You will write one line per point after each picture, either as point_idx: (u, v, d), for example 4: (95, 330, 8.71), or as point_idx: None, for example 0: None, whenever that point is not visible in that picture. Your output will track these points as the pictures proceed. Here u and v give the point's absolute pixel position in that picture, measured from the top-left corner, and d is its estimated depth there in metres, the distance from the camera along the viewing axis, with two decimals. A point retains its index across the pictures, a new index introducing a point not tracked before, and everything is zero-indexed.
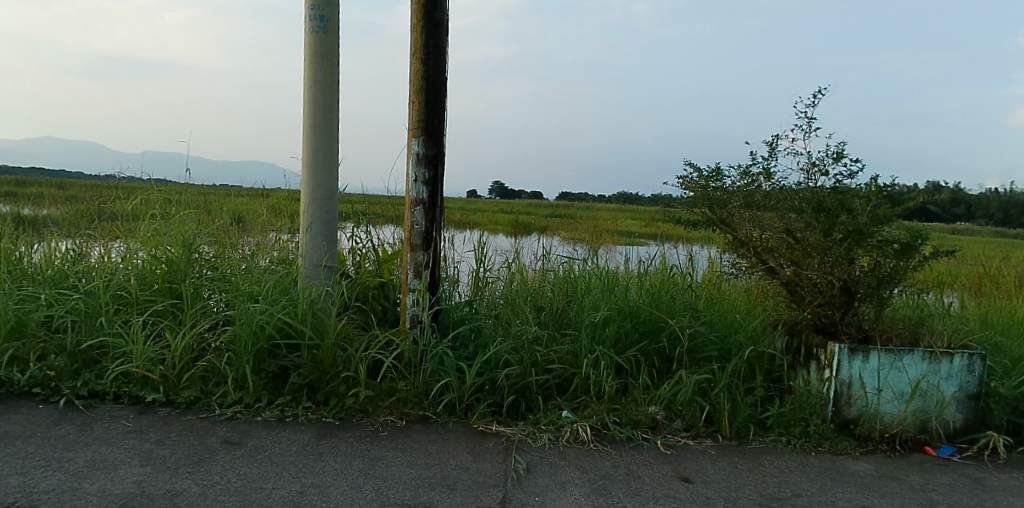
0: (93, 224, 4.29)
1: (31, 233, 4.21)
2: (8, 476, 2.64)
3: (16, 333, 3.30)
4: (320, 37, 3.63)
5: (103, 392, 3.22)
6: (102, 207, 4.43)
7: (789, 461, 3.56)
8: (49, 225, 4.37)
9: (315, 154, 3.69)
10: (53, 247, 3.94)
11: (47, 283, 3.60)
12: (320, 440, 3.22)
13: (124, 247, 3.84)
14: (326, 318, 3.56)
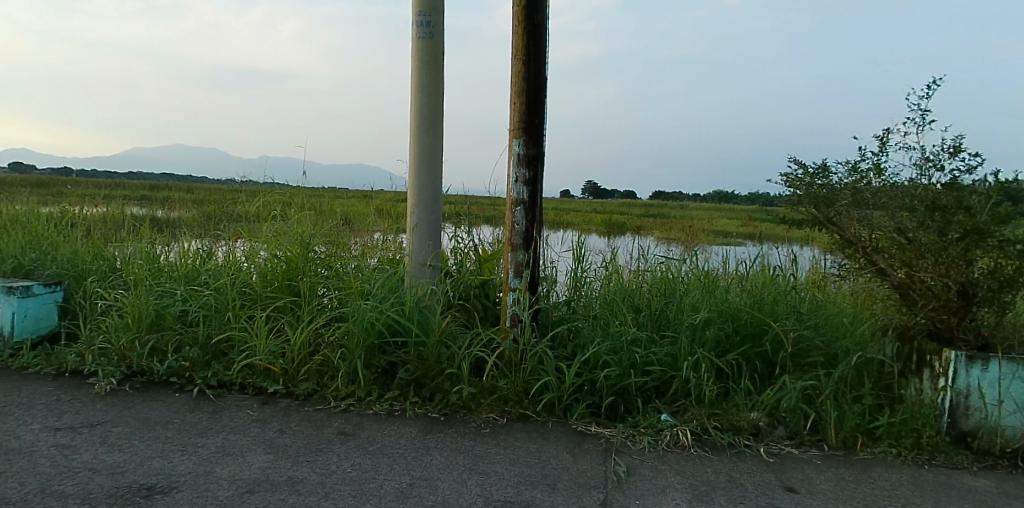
0: (220, 226, 4.58)
1: (166, 234, 4.56)
2: (151, 459, 2.87)
3: (157, 325, 3.57)
4: (428, 43, 3.76)
5: (230, 382, 3.43)
6: (228, 210, 4.73)
7: (900, 474, 3.35)
8: (181, 227, 4.70)
9: (421, 155, 3.79)
10: (187, 247, 4.24)
11: (182, 280, 3.88)
12: (427, 434, 3.31)
13: (247, 247, 4.06)
14: (431, 316, 3.66)
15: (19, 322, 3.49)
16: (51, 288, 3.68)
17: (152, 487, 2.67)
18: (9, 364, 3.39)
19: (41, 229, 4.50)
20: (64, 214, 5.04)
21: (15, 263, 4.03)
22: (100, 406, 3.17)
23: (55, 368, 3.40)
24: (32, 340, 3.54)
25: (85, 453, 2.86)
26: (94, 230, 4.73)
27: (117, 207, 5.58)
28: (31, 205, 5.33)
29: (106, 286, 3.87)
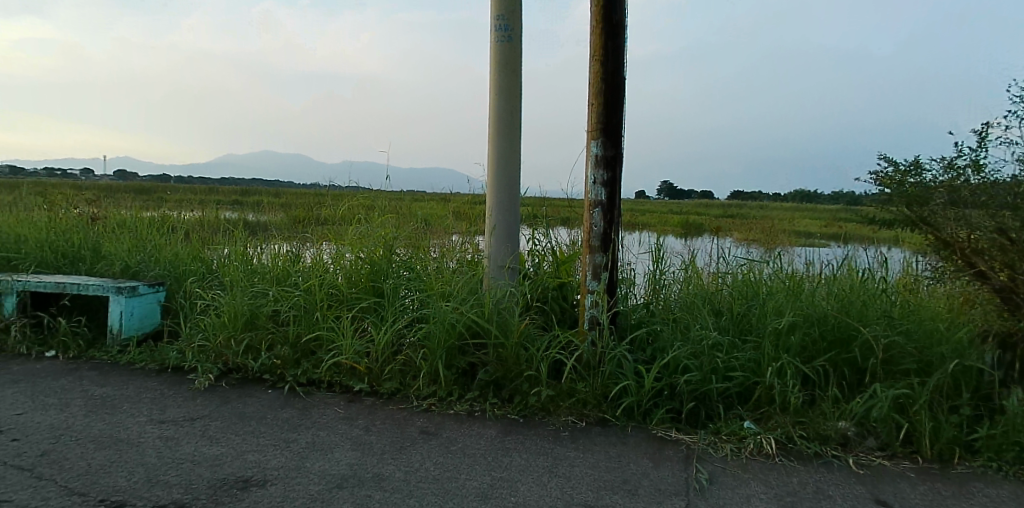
0: (307, 228, 4.76)
1: (257, 237, 4.77)
2: (247, 452, 3.00)
3: (251, 323, 3.71)
4: (506, 46, 3.81)
5: (319, 380, 3.54)
6: (314, 214, 4.91)
7: (1003, 490, 3.11)
8: (271, 230, 4.91)
9: (500, 158, 3.82)
10: (277, 249, 4.42)
11: (273, 281, 4.04)
12: (506, 436, 3.32)
13: (333, 249, 4.20)
14: (510, 317, 3.66)
15: (127, 320, 3.73)
16: (154, 288, 3.91)
17: (248, 480, 2.78)
18: (119, 359, 3.62)
19: (144, 232, 4.80)
20: (164, 219, 5.36)
21: (123, 264, 4.31)
22: (200, 400, 3.33)
23: (159, 363, 3.60)
24: (138, 336, 3.77)
25: (187, 445, 3.01)
26: (191, 234, 5.00)
27: (211, 212, 5.89)
28: (135, 210, 5.70)
29: (204, 286, 4.07)
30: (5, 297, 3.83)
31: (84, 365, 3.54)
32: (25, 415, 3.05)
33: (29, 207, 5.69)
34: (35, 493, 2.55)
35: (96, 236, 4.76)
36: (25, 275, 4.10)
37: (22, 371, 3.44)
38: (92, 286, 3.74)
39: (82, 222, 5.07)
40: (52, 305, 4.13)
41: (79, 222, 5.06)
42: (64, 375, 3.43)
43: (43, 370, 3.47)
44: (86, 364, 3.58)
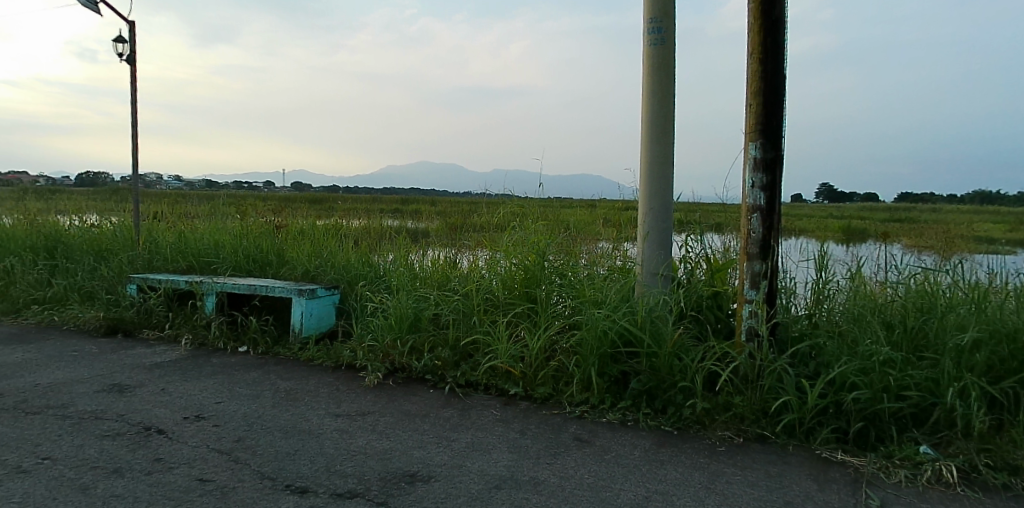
0: (466, 236, 4.96)
1: (417, 245, 5.03)
2: (413, 448, 3.15)
3: (414, 326, 3.93)
4: (659, 48, 3.82)
5: (476, 382, 3.68)
6: (473, 223, 5.11)
7: None
8: (430, 238, 5.16)
9: (652, 164, 3.90)
10: (437, 256, 4.64)
11: (435, 285, 4.25)
12: (661, 447, 3.25)
13: (489, 256, 4.33)
14: (663, 327, 3.65)
15: (307, 320, 4.07)
16: (329, 291, 4.26)
17: (414, 475, 2.91)
18: (300, 356, 3.96)
19: (319, 240, 5.22)
20: (334, 226, 5.79)
21: (303, 268, 4.71)
22: (370, 396, 3.55)
23: (334, 361, 3.89)
24: (315, 335, 4.11)
25: (359, 439, 3.20)
26: (358, 240, 5.35)
27: (374, 221, 6.29)
28: (309, 218, 6.21)
29: (372, 290, 4.35)
30: (207, 297, 4.30)
31: (271, 360, 3.90)
32: (223, 403, 3.38)
33: (223, 216, 6.38)
34: (233, 475, 2.81)
35: (278, 242, 5.24)
36: (221, 277, 4.59)
37: (221, 363, 3.85)
38: (278, 288, 4.10)
39: (267, 229, 5.59)
40: (242, 304, 4.60)
41: (264, 229, 5.60)
42: (255, 368, 3.80)
43: (239, 363, 3.86)
44: (273, 360, 3.94)
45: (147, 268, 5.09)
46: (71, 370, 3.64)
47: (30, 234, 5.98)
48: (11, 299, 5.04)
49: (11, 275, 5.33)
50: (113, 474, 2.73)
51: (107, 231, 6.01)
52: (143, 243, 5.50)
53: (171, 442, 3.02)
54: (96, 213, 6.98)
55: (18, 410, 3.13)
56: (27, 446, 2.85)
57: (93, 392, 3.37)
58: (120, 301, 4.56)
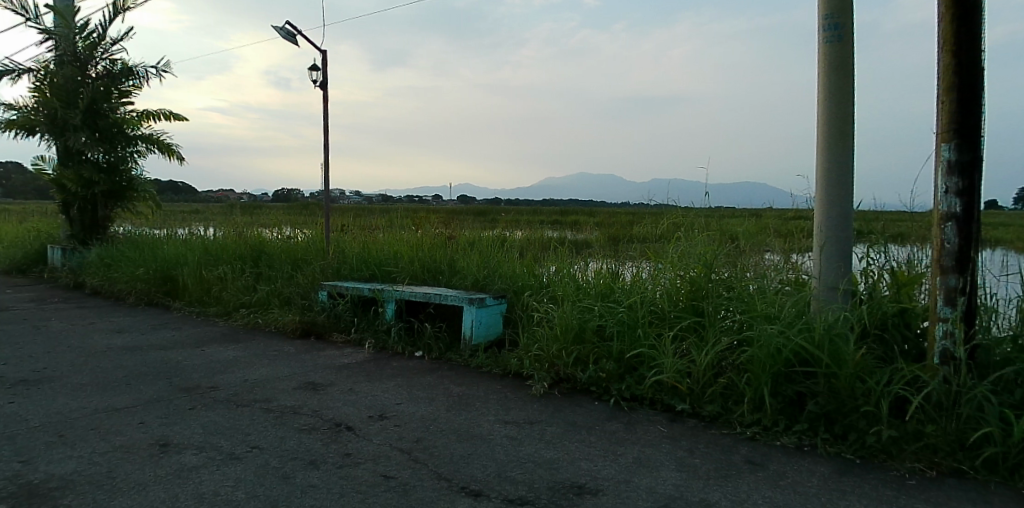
0: (630, 248, 4.96)
1: (580, 256, 5.09)
2: (580, 460, 3.11)
3: (579, 337, 3.97)
4: (836, 45, 3.77)
5: (642, 396, 3.67)
6: (638, 234, 5.08)
7: None
8: (594, 250, 5.19)
9: (830, 171, 3.81)
10: (600, 267, 4.66)
11: (598, 297, 4.25)
12: (842, 476, 2.91)
13: (652, 268, 4.33)
14: (844, 346, 3.40)
15: (477, 328, 4.27)
16: (498, 300, 4.41)
17: (582, 487, 2.84)
18: (470, 363, 4.14)
19: (487, 249, 5.39)
20: (501, 237, 5.95)
21: (473, 278, 4.89)
22: (538, 405, 3.61)
23: (502, 369, 4.03)
24: (485, 343, 4.29)
25: (528, 447, 3.22)
26: (524, 251, 5.47)
27: (535, 233, 6.43)
28: (478, 230, 6.45)
29: (539, 299, 4.44)
30: (388, 304, 4.65)
31: (445, 366, 4.09)
32: (404, 405, 3.55)
33: (400, 228, 6.80)
34: (413, 474, 2.92)
35: (451, 252, 5.48)
36: (400, 286, 4.91)
37: (401, 367, 4.09)
38: (451, 296, 4.32)
39: (440, 240, 5.88)
40: (417, 311, 4.89)
41: (438, 241, 5.88)
42: (430, 372, 4.00)
43: (415, 367, 4.08)
44: (446, 366, 4.13)
45: (336, 276, 5.48)
46: (274, 368, 4.02)
47: (239, 244, 6.72)
48: (225, 303, 5.70)
49: (225, 281, 6.03)
50: (309, 465, 2.94)
51: (301, 242, 6.60)
52: (332, 253, 5.97)
53: (358, 439, 3.20)
54: (293, 226, 7.72)
55: (230, 401, 3.47)
56: (239, 434, 3.14)
57: (291, 388, 3.69)
58: (312, 306, 5.03)
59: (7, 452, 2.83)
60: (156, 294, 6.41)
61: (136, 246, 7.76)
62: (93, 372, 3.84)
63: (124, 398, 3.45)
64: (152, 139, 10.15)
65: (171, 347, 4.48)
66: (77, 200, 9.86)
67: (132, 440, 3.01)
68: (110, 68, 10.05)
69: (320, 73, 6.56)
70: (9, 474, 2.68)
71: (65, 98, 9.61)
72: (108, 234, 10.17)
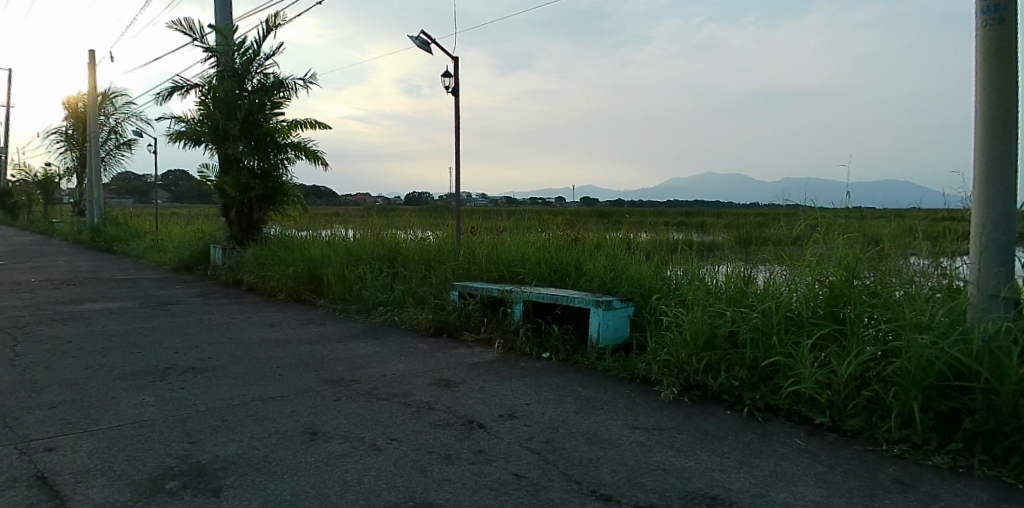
0: (763, 251, 4.77)
1: (708, 258, 4.95)
2: (711, 470, 2.98)
3: (709, 344, 3.86)
4: (997, 28, 3.43)
5: (777, 407, 3.51)
6: (774, 237, 4.87)
7: None
8: (723, 252, 5.03)
9: (988, 168, 3.47)
10: (730, 270, 4.51)
11: (730, 301, 4.14)
12: (1008, 503, 2.56)
13: (787, 271, 4.15)
14: (1007, 360, 3.01)
15: (604, 330, 4.26)
16: (625, 303, 4.37)
17: (715, 498, 2.70)
18: (597, 365, 4.13)
19: (613, 251, 5.35)
20: (628, 238, 5.87)
21: (600, 280, 4.86)
22: (666, 411, 3.55)
23: (630, 373, 4.00)
24: (611, 346, 4.27)
25: (658, 454, 3.14)
26: (651, 253, 5.38)
27: (660, 235, 6.32)
28: (600, 232, 6.44)
29: (667, 303, 4.34)
30: (516, 304, 4.73)
31: (572, 368, 4.12)
32: (533, 405, 3.59)
33: (526, 230, 6.89)
34: (544, 474, 2.92)
35: (577, 254, 5.47)
36: (527, 287, 5.00)
37: (529, 367, 4.15)
38: (578, 297, 4.33)
39: (566, 242, 5.91)
40: (545, 312, 4.94)
41: (564, 242, 5.90)
42: (557, 374, 4.03)
43: (542, 369, 4.13)
44: (573, 368, 4.16)
45: (466, 277, 5.75)
46: (409, 364, 4.19)
47: (376, 245, 7.06)
48: (365, 301, 6.03)
49: (365, 280, 6.37)
50: (444, 459, 3.02)
51: (432, 243, 6.84)
52: (463, 254, 6.15)
53: (490, 436, 3.25)
54: (426, 228, 8.03)
55: (371, 394, 3.65)
56: (379, 426, 3.28)
57: (426, 384, 3.82)
58: (444, 305, 5.20)
59: (180, 433, 3.12)
60: (303, 291, 6.87)
61: (284, 246, 8.34)
62: (250, 362, 4.17)
63: (277, 387, 3.71)
64: (300, 147, 10.76)
65: (317, 341, 4.79)
66: (235, 204, 10.55)
67: (284, 427, 3.22)
68: (265, 81, 10.80)
69: (453, 81, 6.73)
70: (182, 453, 2.95)
71: (227, 111, 10.32)
72: (261, 235, 10.82)
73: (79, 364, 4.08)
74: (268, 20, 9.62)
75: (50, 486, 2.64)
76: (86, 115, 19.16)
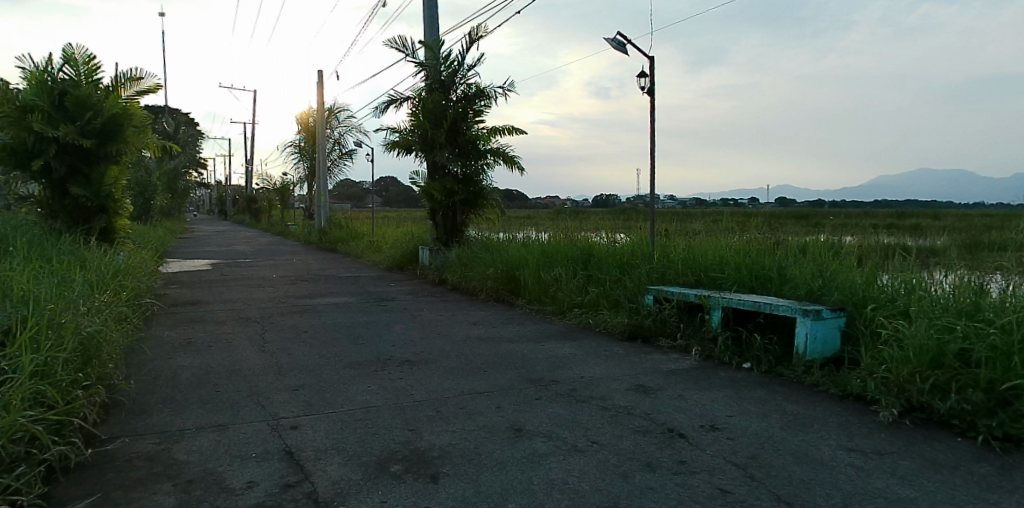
0: (1004, 259, 4.19)
1: (930, 266, 4.49)
2: (942, 503, 2.59)
3: (936, 363, 3.49)
4: None
5: (1019, 437, 3.01)
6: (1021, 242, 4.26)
7: None
8: (953, 258, 4.50)
9: None
10: (962, 279, 4.02)
11: (962, 315, 3.70)
12: None
13: None
14: None
15: (810, 342, 4.06)
16: (836, 314, 4.12)
17: None
18: (804, 380, 3.95)
19: (819, 256, 5.03)
20: (834, 242, 5.51)
21: (806, 287, 4.56)
22: (885, 435, 3.25)
23: (842, 390, 3.77)
24: (820, 359, 4.06)
25: (877, 480, 2.81)
26: (863, 259, 4.98)
27: (870, 238, 5.85)
28: (801, 236, 6.14)
29: (885, 314, 3.97)
30: (714, 311, 4.68)
31: (775, 381, 3.99)
32: (735, 417, 3.47)
33: (723, 232, 6.70)
34: (751, 491, 2.72)
35: (780, 259, 5.23)
36: (726, 293, 4.91)
37: (728, 377, 4.08)
38: (782, 306, 4.18)
39: (767, 246, 5.67)
40: (745, 321, 4.82)
41: (765, 247, 5.65)
42: (760, 387, 3.90)
43: (743, 380, 4.03)
44: (777, 381, 4.03)
45: (660, 281, 5.71)
46: (606, 367, 4.27)
47: (570, 247, 7.21)
48: (560, 303, 6.23)
49: (560, 282, 6.55)
50: (646, 467, 2.95)
51: (625, 246, 6.87)
52: (658, 258, 6.09)
53: (691, 447, 3.16)
54: (617, 231, 8.08)
55: (571, 396, 3.73)
56: (580, 428, 3.33)
57: (623, 388, 3.86)
58: (639, 310, 5.31)
59: (400, 420, 3.38)
60: (503, 291, 7.22)
61: (484, 246, 8.72)
62: (457, 358, 4.44)
63: (484, 382, 3.92)
64: (499, 152, 11.14)
65: (518, 341, 5.01)
66: (442, 208, 11.22)
67: (492, 422, 3.38)
68: (467, 92, 11.18)
69: (649, 80, 6.65)
70: (403, 439, 3.18)
71: (434, 120, 10.96)
72: (465, 237, 11.36)
73: (315, 351, 4.62)
74: (472, 33, 10.08)
75: (296, 460, 2.97)
76: (317, 128, 21.40)
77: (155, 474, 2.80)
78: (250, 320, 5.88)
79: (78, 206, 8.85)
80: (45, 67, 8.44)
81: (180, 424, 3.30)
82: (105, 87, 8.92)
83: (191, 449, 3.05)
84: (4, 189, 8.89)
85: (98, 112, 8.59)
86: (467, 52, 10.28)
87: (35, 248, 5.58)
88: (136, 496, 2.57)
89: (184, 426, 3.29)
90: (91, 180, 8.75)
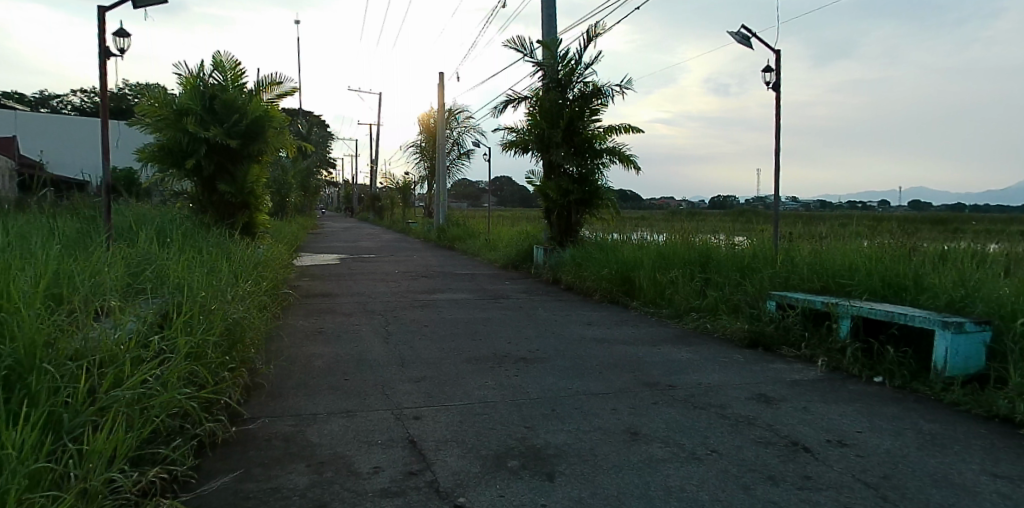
0: None
1: None
2: None
3: None
4: None
5: None
6: None
7: None
8: None
9: None
10: None
11: None
12: None
13: None
14: None
15: (950, 357, 3.79)
16: (981, 327, 3.82)
17: None
18: (943, 397, 3.70)
19: (965, 265, 4.67)
20: (979, 250, 5.11)
21: (947, 297, 4.25)
22: None
23: (986, 410, 3.48)
24: (961, 376, 3.79)
25: None
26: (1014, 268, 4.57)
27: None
28: (945, 242, 5.70)
29: None
30: (843, 320, 4.49)
31: (910, 397, 3.77)
32: (865, 434, 3.29)
33: (855, 237, 6.36)
34: None
35: (917, 265, 4.89)
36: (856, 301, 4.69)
37: (857, 391, 3.89)
38: (918, 317, 3.96)
39: (904, 252, 5.33)
40: (877, 331, 4.58)
41: (901, 252, 5.32)
42: (893, 403, 3.69)
43: (874, 394, 3.83)
44: (912, 397, 3.80)
45: (784, 286, 5.51)
46: (724, 374, 4.19)
47: (687, 249, 7.08)
48: (677, 306, 6.14)
49: (677, 284, 6.46)
50: (768, 480, 2.84)
51: (747, 248, 6.67)
52: (781, 262, 5.88)
53: (817, 462, 3.01)
54: (738, 234, 7.84)
55: (688, 402, 3.68)
56: (699, 436, 3.27)
57: (744, 397, 3.76)
58: (762, 316, 5.17)
59: (518, 417, 3.45)
60: (617, 292, 7.19)
61: (599, 246, 8.70)
62: (572, 358, 4.48)
63: (600, 383, 3.94)
64: (613, 152, 11.06)
65: (633, 343, 5.00)
66: (558, 208, 11.28)
67: (607, 424, 3.38)
68: (583, 89, 11.16)
69: (776, 75, 6.42)
70: (521, 436, 3.24)
71: (551, 118, 10.99)
72: (579, 236, 11.35)
73: (435, 345, 4.80)
74: (590, 29, 10.02)
75: (418, 449, 3.09)
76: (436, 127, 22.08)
77: (291, 454, 3.01)
78: (375, 312, 6.21)
79: (224, 201, 9.60)
80: (197, 72, 9.21)
81: (313, 409, 3.53)
82: (248, 90, 9.57)
83: (323, 432, 3.25)
84: (163, 185, 9.68)
85: (242, 115, 9.23)
86: (584, 50, 10.24)
87: (190, 240, 6.14)
88: (274, 474, 2.77)
89: (316, 410, 3.51)
90: (235, 178, 9.42)
